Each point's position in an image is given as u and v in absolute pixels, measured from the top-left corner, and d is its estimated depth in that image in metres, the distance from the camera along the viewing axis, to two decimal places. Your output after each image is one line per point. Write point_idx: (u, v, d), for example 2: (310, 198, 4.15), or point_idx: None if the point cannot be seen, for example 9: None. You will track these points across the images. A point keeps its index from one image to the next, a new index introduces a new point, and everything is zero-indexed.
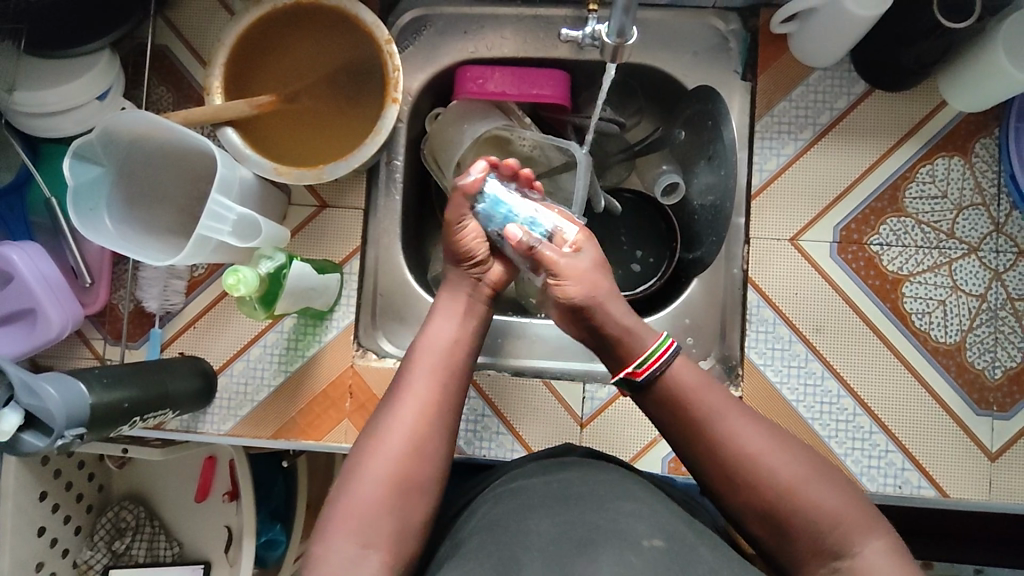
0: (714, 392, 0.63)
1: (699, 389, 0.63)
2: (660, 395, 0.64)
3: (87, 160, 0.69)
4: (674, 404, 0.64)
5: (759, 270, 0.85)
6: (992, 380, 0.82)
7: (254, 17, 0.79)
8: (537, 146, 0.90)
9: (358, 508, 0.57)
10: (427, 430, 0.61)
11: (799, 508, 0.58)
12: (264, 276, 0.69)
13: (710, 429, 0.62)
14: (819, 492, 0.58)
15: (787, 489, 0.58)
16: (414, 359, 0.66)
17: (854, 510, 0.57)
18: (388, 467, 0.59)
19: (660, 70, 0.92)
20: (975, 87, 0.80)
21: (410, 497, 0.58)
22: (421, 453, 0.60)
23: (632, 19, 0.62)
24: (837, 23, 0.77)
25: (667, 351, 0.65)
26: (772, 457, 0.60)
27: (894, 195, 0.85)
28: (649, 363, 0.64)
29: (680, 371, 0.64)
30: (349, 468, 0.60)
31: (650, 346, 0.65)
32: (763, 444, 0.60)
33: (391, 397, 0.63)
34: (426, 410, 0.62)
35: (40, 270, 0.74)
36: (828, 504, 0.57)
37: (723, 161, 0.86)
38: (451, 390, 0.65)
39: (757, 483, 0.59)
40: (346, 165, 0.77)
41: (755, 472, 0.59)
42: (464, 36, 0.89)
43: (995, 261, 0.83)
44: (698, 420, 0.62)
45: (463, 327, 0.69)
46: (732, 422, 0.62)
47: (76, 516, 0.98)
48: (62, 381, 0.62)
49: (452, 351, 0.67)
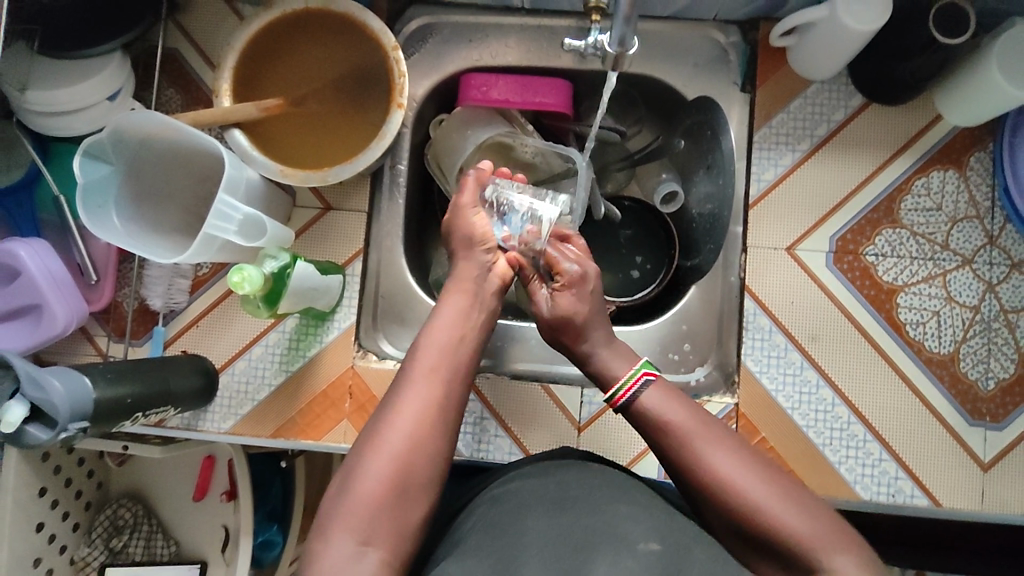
0: (689, 415, 0.64)
1: (675, 412, 0.64)
2: (635, 421, 0.67)
3: (96, 158, 0.70)
4: (650, 428, 0.65)
5: (756, 279, 0.86)
6: (985, 391, 0.83)
7: (265, 22, 0.80)
8: (539, 154, 0.91)
9: (360, 500, 0.57)
10: (431, 425, 0.61)
11: (772, 531, 0.57)
12: (269, 275, 0.71)
13: (685, 452, 0.62)
14: (792, 516, 0.57)
15: (759, 512, 0.58)
16: (418, 354, 0.66)
17: (828, 535, 0.57)
18: (391, 460, 0.59)
19: (661, 81, 0.93)
20: (970, 102, 0.82)
21: (412, 492, 0.59)
22: (424, 447, 0.60)
23: (633, 29, 0.63)
24: (835, 36, 0.78)
25: (641, 380, 0.68)
26: (746, 482, 0.59)
27: (889, 206, 0.86)
28: (624, 391, 0.68)
29: (653, 399, 0.66)
30: (353, 461, 0.60)
31: (624, 377, 0.69)
32: (737, 467, 0.60)
33: (395, 391, 0.64)
34: (428, 408, 0.62)
35: (47, 267, 0.76)
36: (801, 528, 0.57)
37: (723, 170, 0.92)
38: (455, 386, 0.65)
39: (730, 505, 0.59)
40: (351, 167, 0.79)
41: (728, 496, 0.59)
42: (468, 44, 0.91)
43: (988, 273, 0.84)
44: (673, 442, 0.63)
45: (467, 325, 0.70)
46: (707, 445, 0.62)
47: (74, 513, 0.99)
48: (69, 376, 0.63)
49: (456, 347, 0.67)
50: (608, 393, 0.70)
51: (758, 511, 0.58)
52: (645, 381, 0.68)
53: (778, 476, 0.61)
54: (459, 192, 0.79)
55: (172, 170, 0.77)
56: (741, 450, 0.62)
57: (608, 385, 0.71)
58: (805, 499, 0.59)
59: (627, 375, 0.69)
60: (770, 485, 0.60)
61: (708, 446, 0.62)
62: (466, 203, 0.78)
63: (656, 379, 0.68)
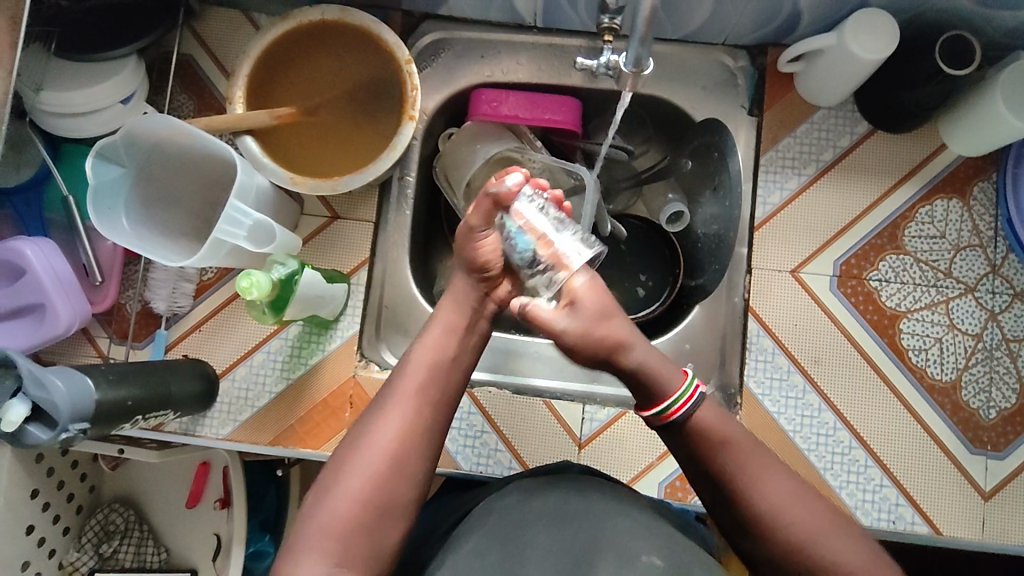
0: (742, 435, 0.63)
1: (732, 430, 0.63)
2: (687, 436, 0.63)
3: (109, 159, 0.70)
4: (704, 446, 0.63)
5: (760, 301, 0.86)
6: (986, 419, 0.83)
7: (281, 31, 0.81)
8: (546, 169, 0.92)
9: (332, 518, 0.58)
10: (410, 447, 0.61)
11: (814, 558, 0.59)
12: (277, 280, 0.71)
13: (734, 472, 0.61)
14: (841, 545, 0.59)
15: (803, 539, 0.59)
16: (403, 374, 0.65)
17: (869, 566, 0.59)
18: (365, 480, 0.59)
19: (670, 101, 0.94)
20: (975, 133, 0.83)
21: (386, 513, 0.59)
22: (400, 471, 0.60)
23: (648, 51, 0.64)
24: (843, 63, 0.80)
25: (693, 396, 0.63)
26: (792, 507, 0.60)
27: (893, 233, 0.87)
28: (678, 405, 0.62)
29: (707, 414, 0.63)
30: (329, 476, 0.60)
31: (676, 391, 0.63)
32: (784, 491, 0.61)
33: (375, 410, 0.63)
34: (408, 423, 0.62)
35: (52, 266, 0.75)
36: (843, 558, 0.59)
37: (729, 192, 0.91)
38: (438, 409, 0.64)
39: (774, 529, 0.60)
40: (361, 177, 0.79)
41: (773, 520, 0.60)
42: (480, 60, 0.92)
43: (991, 302, 0.85)
44: (723, 461, 0.62)
45: (462, 343, 0.68)
46: (757, 466, 0.62)
47: (66, 516, 0.98)
48: (71, 376, 0.63)
49: (442, 367, 0.66)
50: (655, 405, 0.64)
51: (804, 538, 0.59)
52: (698, 397, 0.63)
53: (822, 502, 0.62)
54: (470, 210, 0.67)
55: (172, 180, 0.77)
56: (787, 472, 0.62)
57: (652, 397, 0.64)
58: (846, 525, 0.61)
59: (685, 384, 0.63)
60: (818, 513, 0.60)
61: (757, 467, 0.62)
62: (478, 226, 0.67)
63: (708, 395, 0.64)
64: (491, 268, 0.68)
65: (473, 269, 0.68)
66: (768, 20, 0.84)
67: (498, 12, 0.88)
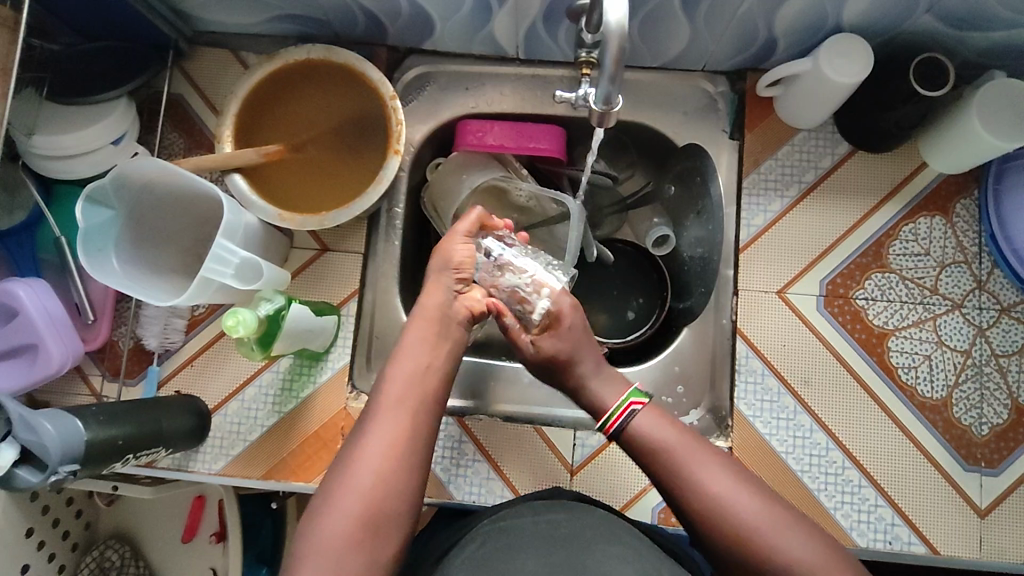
0: (682, 439, 0.65)
1: (674, 433, 0.66)
2: (632, 443, 0.67)
3: (98, 202, 0.71)
4: (645, 451, 0.66)
5: (748, 322, 0.87)
6: (979, 436, 0.83)
7: (268, 71, 0.83)
8: (533, 198, 0.93)
9: (331, 531, 0.58)
10: (403, 456, 0.62)
11: (761, 551, 0.59)
12: (263, 318, 0.71)
13: (681, 471, 0.63)
14: (784, 538, 0.59)
15: (750, 536, 0.60)
16: (386, 386, 0.66)
17: (818, 560, 0.59)
18: (359, 490, 0.59)
19: (652, 128, 0.95)
20: (953, 151, 0.84)
21: (384, 525, 0.59)
22: (395, 479, 0.60)
23: (618, 87, 0.62)
24: (819, 87, 0.81)
25: (630, 408, 0.68)
26: (736, 503, 0.61)
27: (878, 251, 0.87)
28: (615, 418, 0.69)
29: (648, 420, 0.67)
30: (325, 493, 0.60)
31: (612, 405, 0.70)
32: (729, 488, 0.62)
33: (364, 422, 0.64)
34: (395, 442, 0.62)
35: (46, 307, 0.76)
36: (792, 552, 0.59)
37: (712, 217, 0.93)
38: (427, 420, 0.65)
39: (722, 527, 0.61)
40: (348, 212, 0.80)
41: (720, 518, 0.61)
42: (464, 92, 0.94)
43: (978, 317, 0.85)
44: (666, 463, 0.65)
45: (434, 354, 0.69)
46: (701, 465, 0.63)
47: (61, 554, 0.96)
48: (61, 418, 0.63)
49: (425, 384, 0.67)
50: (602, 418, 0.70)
51: (750, 531, 0.60)
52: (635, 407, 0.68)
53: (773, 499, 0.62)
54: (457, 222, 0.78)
55: (161, 221, 0.78)
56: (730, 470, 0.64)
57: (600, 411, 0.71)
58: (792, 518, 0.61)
59: (620, 401, 0.69)
60: (762, 505, 0.61)
61: (701, 465, 0.64)
62: (460, 234, 0.77)
63: (648, 404, 0.69)
64: (465, 268, 0.75)
65: (449, 269, 0.74)
66: (745, 47, 0.86)
67: (481, 45, 0.90)
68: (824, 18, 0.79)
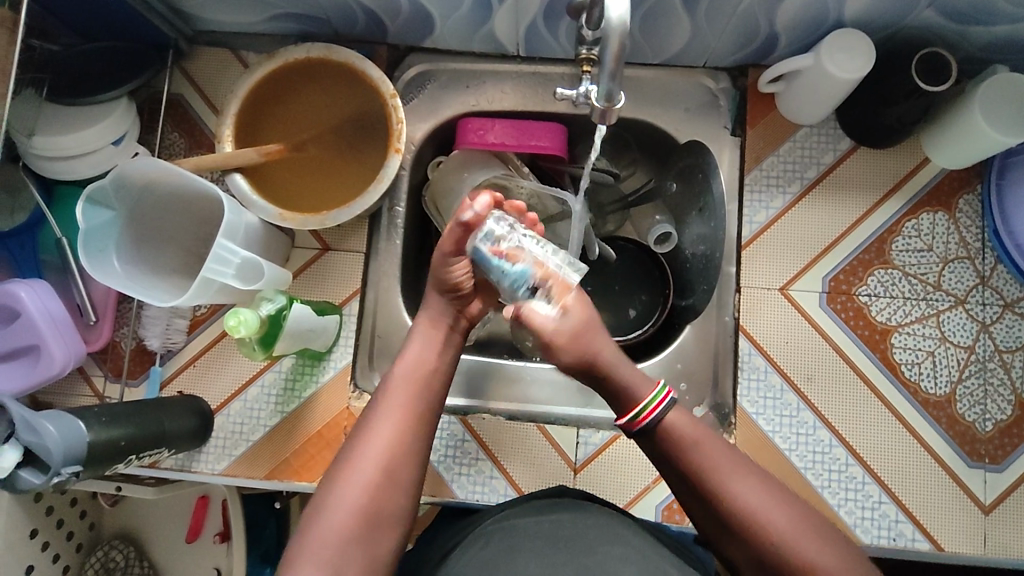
0: (713, 441, 0.64)
1: (704, 436, 0.64)
2: (661, 444, 0.65)
3: (99, 203, 0.71)
4: (675, 451, 0.64)
5: (750, 319, 0.86)
6: (982, 432, 0.83)
7: (267, 70, 0.83)
8: (535, 195, 0.92)
9: (329, 529, 0.57)
10: (402, 457, 0.62)
11: (794, 564, 0.58)
12: (264, 318, 0.71)
13: (711, 478, 0.62)
14: (816, 550, 0.59)
15: (785, 543, 0.59)
16: (388, 387, 0.66)
17: (846, 569, 0.58)
18: (359, 489, 0.59)
19: (653, 125, 0.95)
20: (956, 146, 0.84)
21: (381, 524, 0.59)
22: (393, 479, 0.61)
23: (619, 84, 0.62)
24: (821, 83, 0.81)
25: (663, 401, 0.65)
26: (768, 508, 0.60)
27: (880, 247, 0.87)
28: (646, 413, 0.65)
29: (678, 422, 0.65)
30: (324, 490, 0.60)
31: (647, 396, 0.66)
32: (760, 493, 0.61)
33: (365, 421, 0.63)
34: (394, 442, 0.62)
35: (47, 308, 0.76)
36: (824, 561, 0.58)
37: (714, 213, 0.92)
38: (426, 421, 0.65)
39: (752, 531, 0.60)
40: (349, 211, 0.80)
41: (751, 523, 0.60)
42: (465, 90, 0.93)
43: (981, 313, 0.85)
44: (698, 466, 0.63)
45: (436, 356, 0.69)
46: (732, 474, 0.62)
47: (66, 554, 0.97)
48: (63, 419, 0.63)
49: (425, 384, 0.67)
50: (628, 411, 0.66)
51: (784, 542, 0.59)
52: (668, 405, 0.65)
53: (800, 508, 0.61)
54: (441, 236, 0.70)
55: (162, 221, 0.78)
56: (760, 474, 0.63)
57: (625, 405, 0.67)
58: (821, 529, 0.60)
59: (650, 394, 0.66)
60: (793, 516, 0.60)
61: (732, 472, 0.62)
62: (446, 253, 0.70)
63: (679, 400, 0.66)
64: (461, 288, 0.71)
65: (443, 291, 0.71)
66: (746, 43, 0.86)
67: (481, 43, 0.90)
68: (826, 13, 0.79)
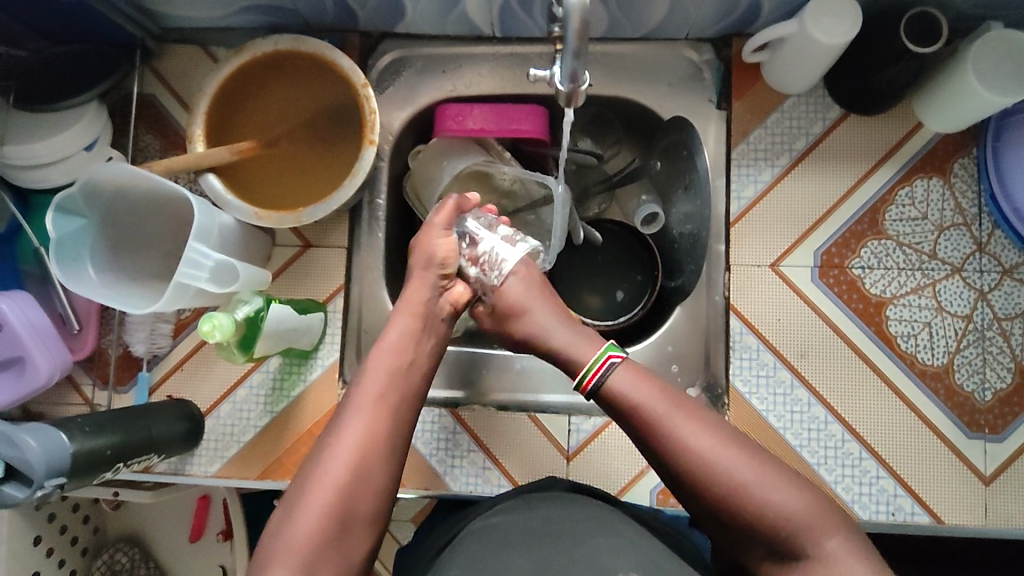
0: (657, 392, 0.63)
1: (650, 391, 0.63)
2: (608, 403, 0.64)
3: (70, 211, 0.70)
4: (623, 406, 0.63)
5: (740, 298, 0.85)
6: (981, 402, 0.81)
7: (235, 66, 0.81)
8: (518, 180, 0.91)
9: (299, 531, 0.57)
10: (375, 453, 0.61)
11: (752, 507, 0.57)
12: (240, 321, 0.70)
13: (660, 430, 0.61)
14: (774, 493, 0.58)
15: (739, 488, 0.58)
16: (362, 384, 0.65)
17: (807, 510, 0.57)
18: (331, 493, 0.58)
19: (635, 101, 0.92)
20: (950, 108, 0.81)
21: (352, 525, 0.58)
22: (366, 479, 0.60)
23: (583, 64, 0.59)
24: (806, 50, 0.78)
25: (607, 363, 0.65)
26: (723, 455, 0.59)
27: (874, 218, 0.85)
28: (592, 374, 0.65)
29: (623, 378, 0.64)
30: (295, 492, 0.59)
31: (590, 359, 0.66)
32: (713, 441, 0.60)
33: (338, 422, 0.63)
34: (368, 442, 0.61)
35: (29, 318, 0.76)
36: (782, 504, 0.57)
37: (700, 189, 0.90)
38: (401, 418, 0.64)
39: (709, 482, 0.59)
40: (325, 207, 0.78)
41: (707, 472, 0.59)
42: (441, 75, 0.91)
43: (979, 281, 0.83)
44: (645, 418, 0.62)
45: (415, 354, 0.68)
46: (682, 424, 0.61)
47: (71, 559, 0.98)
48: (44, 432, 0.63)
49: (401, 381, 0.66)
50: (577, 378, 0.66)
51: (737, 487, 0.58)
52: (610, 366, 0.64)
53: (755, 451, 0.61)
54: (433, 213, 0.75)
55: (139, 224, 0.77)
56: (717, 423, 0.62)
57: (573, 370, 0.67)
58: (782, 473, 0.59)
59: (594, 357, 0.66)
60: (749, 459, 0.59)
61: (681, 422, 0.61)
62: (438, 225, 0.74)
63: (623, 360, 0.65)
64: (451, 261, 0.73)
65: (433, 264, 0.72)
66: (728, 11, 0.83)
67: (455, 25, 0.87)
68: None
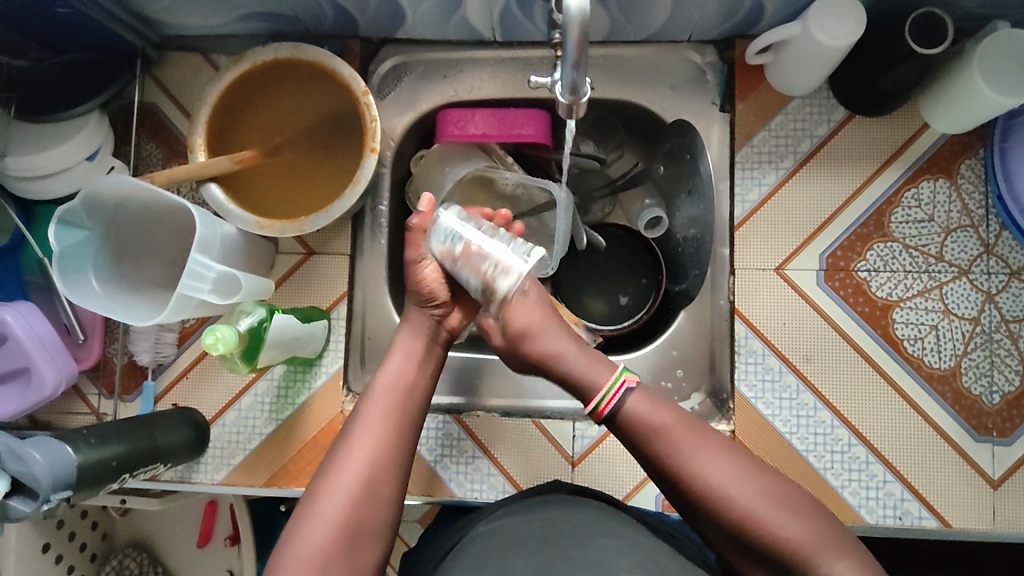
0: (672, 419, 0.63)
1: (663, 420, 0.63)
2: (623, 428, 0.65)
3: (73, 224, 0.70)
4: (638, 434, 0.63)
5: (745, 301, 0.84)
6: (989, 405, 0.80)
7: (235, 75, 0.81)
8: (520, 185, 0.91)
9: (308, 545, 0.57)
10: (382, 467, 0.61)
11: (763, 537, 0.59)
12: (244, 332, 0.71)
13: (675, 458, 0.62)
14: (784, 523, 0.59)
15: (750, 517, 0.59)
16: (371, 398, 0.66)
17: (816, 539, 0.58)
18: (341, 505, 0.59)
19: (637, 104, 0.92)
20: (956, 109, 0.80)
21: (361, 536, 0.59)
22: (374, 493, 0.60)
23: (584, 74, 0.59)
24: (809, 52, 0.77)
25: (622, 388, 0.64)
26: (734, 485, 0.60)
27: (879, 220, 0.84)
28: (606, 402, 0.64)
29: (638, 405, 0.64)
30: (306, 502, 0.60)
31: (605, 384, 0.65)
32: (725, 471, 0.61)
33: (346, 434, 0.63)
34: (377, 457, 0.62)
35: (34, 330, 0.76)
36: (792, 535, 0.58)
37: (702, 193, 0.91)
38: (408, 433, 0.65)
39: (722, 511, 0.60)
40: (327, 216, 0.78)
41: (720, 502, 0.60)
42: (442, 81, 0.91)
43: (986, 283, 0.82)
44: (659, 447, 0.63)
45: (419, 368, 0.68)
46: (695, 453, 0.62)
47: (81, 565, 0.99)
48: (49, 445, 0.63)
49: (408, 395, 0.66)
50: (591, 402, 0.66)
51: (748, 517, 0.59)
52: (625, 390, 0.64)
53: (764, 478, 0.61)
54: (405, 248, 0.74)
55: (141, 236, 0.77)
56: (728, 451, 0.63)
57: (585, 394, 0.66)
58: (790, 502, 0.60)
59: (608, 381, 0.65)
60: (760, 488, 0.60)
61: (695, 451, 0.62)
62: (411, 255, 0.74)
63: (637, 386, 0.65)
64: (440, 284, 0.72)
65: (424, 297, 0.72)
66: (730, 14, 0.82)
67: (456, 30, 0.87)
68: None
